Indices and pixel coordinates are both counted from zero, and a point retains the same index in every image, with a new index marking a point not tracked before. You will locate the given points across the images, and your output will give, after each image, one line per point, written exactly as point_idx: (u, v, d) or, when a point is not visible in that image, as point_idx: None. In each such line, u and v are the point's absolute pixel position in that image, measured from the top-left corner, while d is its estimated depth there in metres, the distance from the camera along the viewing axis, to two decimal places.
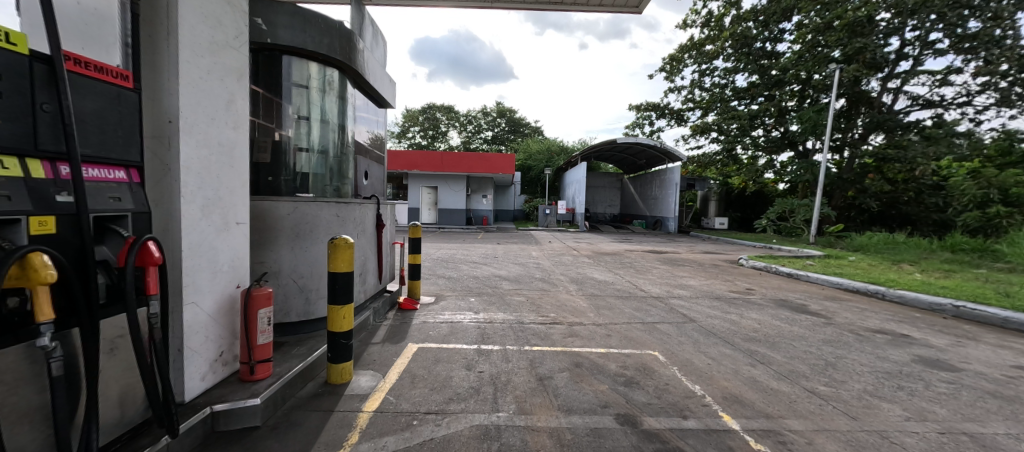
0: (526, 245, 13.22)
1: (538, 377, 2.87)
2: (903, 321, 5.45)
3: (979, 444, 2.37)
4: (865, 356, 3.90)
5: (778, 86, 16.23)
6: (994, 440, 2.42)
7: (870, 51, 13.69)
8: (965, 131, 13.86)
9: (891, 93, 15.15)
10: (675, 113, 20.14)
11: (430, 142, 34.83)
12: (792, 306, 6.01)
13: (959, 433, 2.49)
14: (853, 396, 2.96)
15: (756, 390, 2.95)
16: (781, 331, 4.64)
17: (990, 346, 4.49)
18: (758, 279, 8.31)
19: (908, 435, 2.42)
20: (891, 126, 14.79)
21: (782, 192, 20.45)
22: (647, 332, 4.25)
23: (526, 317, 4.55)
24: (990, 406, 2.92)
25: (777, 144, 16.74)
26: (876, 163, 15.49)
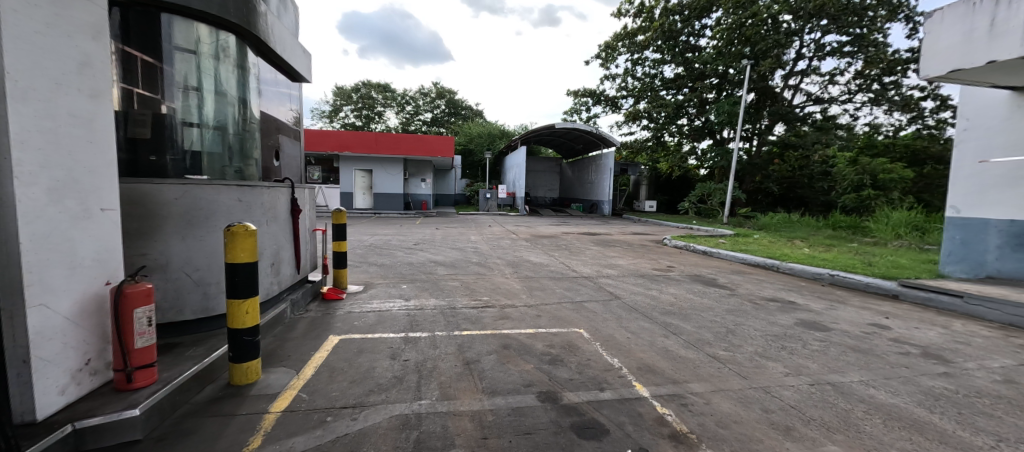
0: (466, 229, 13.14)
1: (465, 361, 2.86)
2: (792, 289, 6.29)
3: (839, 391, 2.80)
4: (759, 322, 4.43)
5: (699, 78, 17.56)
6: (850, 387, 2.87)
7: (775, 50, 15.21)
8: (846, 124, 16.19)
9: (791, 89, 17.02)
10: (610, 100, 20.99)
11: (366, 123, 33.07)
12: (703, 280, 6.65)
13: (825, 384, 2.91)
14: (745, 358, 3.34)
15: (667, 359, 3.21)
16: (694, 303, 5.11)
17: (855, 308, 5.32)
18: (678, 257, 9.05)
19: (786, 389, 2.80)
20: (790, 118, 16.59)
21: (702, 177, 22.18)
22: (575, 311, 4.44)
23: (459, 302, 4.52)
24: (849, 358, 3.46)
25: (699, 132, 18.15)
26: (779, 151, 17.52)
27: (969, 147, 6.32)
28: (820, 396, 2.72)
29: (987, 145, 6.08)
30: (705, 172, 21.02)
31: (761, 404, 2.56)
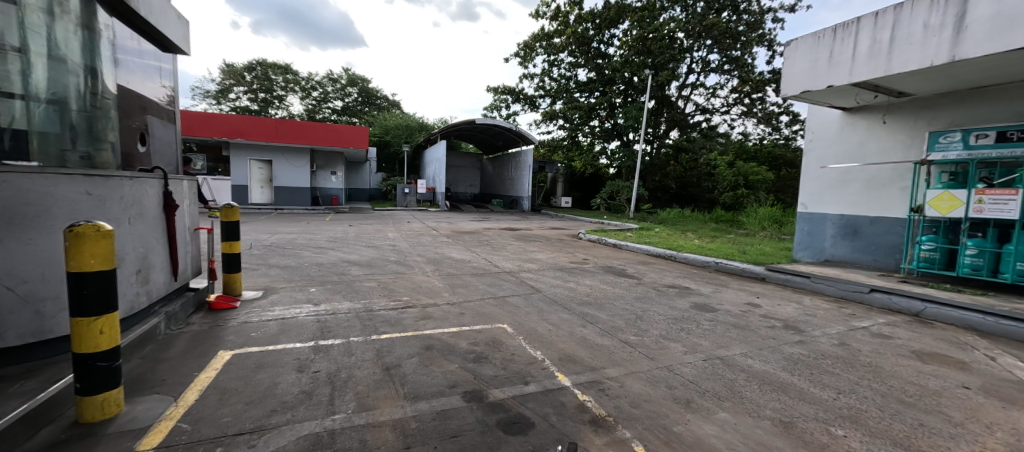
0: (383, 225, 12.50)
1: (385, 367, 2.68)
2: (688, 276, 7.05)
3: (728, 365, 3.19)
4: (663, 307, 4.88)
5: (608, 84, 18.81)
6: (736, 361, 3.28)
7: (671, 63, 16.90)
8: (725, 132, 18.70)
9: (684, 99, 19.07)
10: (528, 99, 21.51)
11: (264, 108, 29.57)
12: (614, 271, 7.16)
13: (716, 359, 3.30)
14: (652, 341, 3.64)
15: (585, 348, 3.37)
16: (608, 293, 5.48)
17: (736, 290, 6.15)
18: (592, 250, 9.64)
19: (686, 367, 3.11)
20: (683, 125, 18.61)
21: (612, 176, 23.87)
22: (499, 306, 4.45)
23: (376, 303, 4.24)
24: (734, 334, 3.97)
25: (608, 134, 19.45)
26: (674, 153, 19.56)
27: (812, 155, 8.30)
28: (710, 369, 3.14)
29: (823, 153, 8.09)
30: (614, 171, 22.66)
31: (666, 382, 2.88)
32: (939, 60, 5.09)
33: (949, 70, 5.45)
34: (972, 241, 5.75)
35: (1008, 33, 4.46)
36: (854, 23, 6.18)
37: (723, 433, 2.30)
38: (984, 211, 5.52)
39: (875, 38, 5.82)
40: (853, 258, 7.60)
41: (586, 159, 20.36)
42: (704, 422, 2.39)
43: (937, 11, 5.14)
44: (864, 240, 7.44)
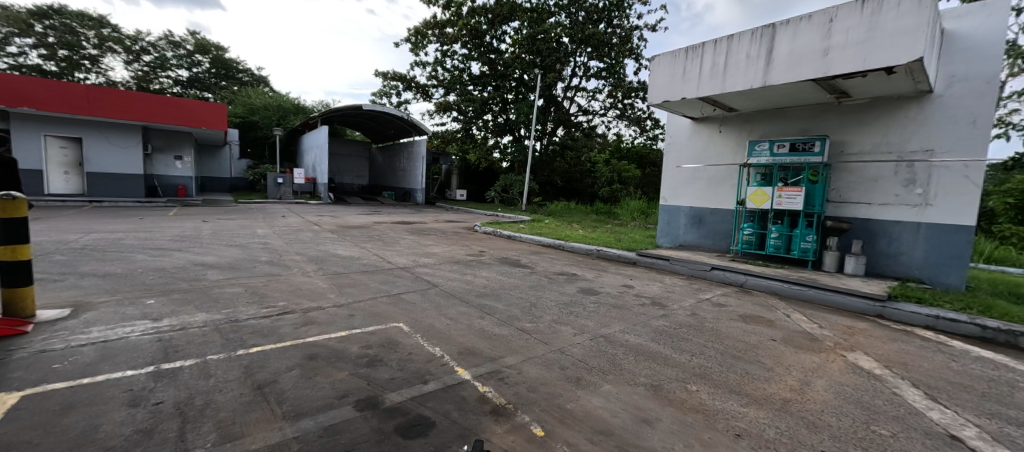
0: (249, 220, 10.89)
1: (256, 386, 2.30)
2: (575, 264, 7.64)
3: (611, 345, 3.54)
4: (553, 294, 5.19)
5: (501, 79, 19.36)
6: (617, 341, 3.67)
7: (558, 65, 17.99)
8: (603, 132, 20.68)
9: (569, 99, 20.46)
10: (420, 87, 20.78)
11: (70, 71, 23.04)
12: (508, 261, 7.52)
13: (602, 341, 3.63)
14: (546, 328, 3.84)
15: (484, 340, 3.39)
16: (503, 283, 5.71)
17: (615, 275, 6.86)
18: (486, 242, 9.86)
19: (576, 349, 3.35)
20: (569, 124, 20.01)
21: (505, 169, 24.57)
22: (392, 304, 4.21)
23: (243, 312, 3.64)
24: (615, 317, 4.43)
25: (501, 128, 19.90)
26: (561, 150, 20.99)
27: (670, 156, 9.74)
28: (597, 346, 3.76)
29: (678, 155, 9.57)
30: (507, 165, 23.37)
31: (559, 363, 3.19)
32: (761, 83, 6.57)
33: (760, 94, 7.12)
34: (776, 226, 7.57)
35: (800, 67, 6.09)
36: (699, 46, 7.42)
37: (608, 404, 2.72)
38: (783, 203, 7.26)
39: (715, 61, 7.14)
40: (699, 242, 9.22)
41: (480, 152, 20.62)
42: (592, 397, 2.77)
43: (757, 45, 6.60)
44: (706, 228, 9.11)
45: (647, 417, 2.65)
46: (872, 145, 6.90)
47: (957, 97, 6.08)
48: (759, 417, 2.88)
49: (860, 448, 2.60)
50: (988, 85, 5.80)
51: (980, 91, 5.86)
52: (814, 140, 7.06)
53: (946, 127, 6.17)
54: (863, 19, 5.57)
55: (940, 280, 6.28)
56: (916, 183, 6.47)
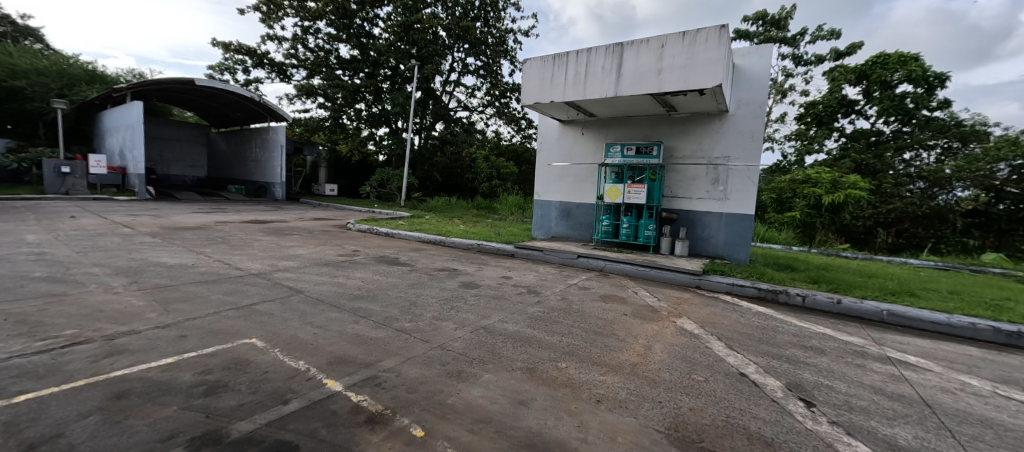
0: (17, 222, 8.13)
1: (34, 445, 1.76)
2: (456, 259, 7.76)
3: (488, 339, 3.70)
4: (433, 293, 5.17)
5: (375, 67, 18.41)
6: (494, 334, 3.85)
7: (436, 57, 17.76)
8: (482, 129, 21.16)
9: (448, 94, 20.37)
10: (276, 66, 18.26)
11: None
12: (386, 260, 7.26)
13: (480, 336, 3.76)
14: (424, 328, 3.81)
15: (357, 347, 3.20)
16: (380, 284, 5.51)
17: (493, 269, 7.16)
18: (361, 240, 9.29)
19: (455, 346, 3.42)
20: (448, 119, 20.00)
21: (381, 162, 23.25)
22: (243, 317, 3.65)
23: (9, 348, 2.73)
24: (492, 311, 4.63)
25: (376, 119, 18.71)
26: (440, 145, 20.90)
27: (542, 155, 10.48)
28: (477, 339, 3.94)
29: (549, 154, 10.35)
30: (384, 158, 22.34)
31: (439, 360, 3.25)
32: (613, 94, 7.49)
33: (615, 103, 8.11)
34: (627, 217, 8.83)
35: (641, 83, 7.16)
36: (563, 56, 8.12)
37: (487, 393, 2.83)
38: (632, 198, 8.55)
39: (577, 71, 7.91)
40: (568, 233, 10.15)
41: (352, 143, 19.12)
42: (472, 388, 2.86)
43: (610, 60, 7.52)
44: (573, 220, 10.08)
45: (523, 398, 2.82)
46: (692, 150, 8.50)
47: (743, 117, 7.94)
48: (615, 383, 3.33)
49: (685, 394, 3.27)
50: (761, 109, 7.74)
51: (756, 113, 7.78)
52: (652, 146, 8.40)
53: (736, 139, 8.03)
54: (684, 48, 6.78)
55: (734, 256, 8.17)
56: (720, 182, 8.23)
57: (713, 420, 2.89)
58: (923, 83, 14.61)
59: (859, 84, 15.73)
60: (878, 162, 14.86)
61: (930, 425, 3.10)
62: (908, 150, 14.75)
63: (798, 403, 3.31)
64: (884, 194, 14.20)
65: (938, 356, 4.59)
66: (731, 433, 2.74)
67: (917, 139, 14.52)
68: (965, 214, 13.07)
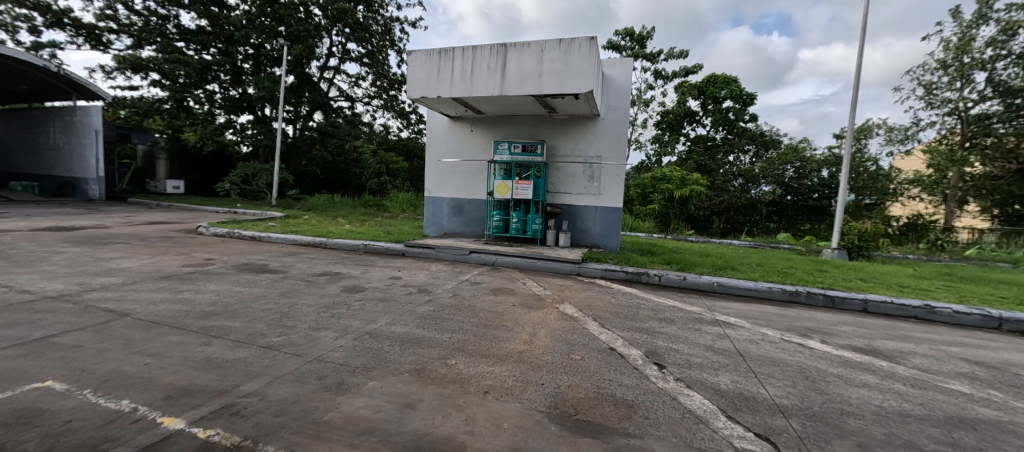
0: None
1: None
2: (337, 263, 7.50)
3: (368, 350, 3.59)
4: (307, 307, 4.82)
5: (229, 43, 16.85)
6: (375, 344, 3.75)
7: (309, 39, 16.48)
8: (368, 122, 19.96)
9: (326, 81, 18.90)
10: (88, 31, 14.59)
11: None
12: (251, 271, 6.41)
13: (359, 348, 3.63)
14: (292, 347, 3.54)
15: (206, 374, 2.85)
16: (243, 300, 4.87)
17: (376, 272, 6.94)
18: (218, 249, 8.03)
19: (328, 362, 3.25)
20: (326, 107, 18.67)
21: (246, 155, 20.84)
22: (38, 354, 2.93)
23: None
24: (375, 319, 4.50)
25: (234, 104, 17.45)
26: (318, 137, 19.92)
27: (432, 150, 10.23)
28: (361, 346, 3.73)
29: (438, 149, 10.19)
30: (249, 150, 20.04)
31: (315, 376, 3.01)
32: (498, 93, 7.71)
33: (500, 101, 8.33)
34: (516, 213, 9.20)
35: (525, 84, 7.51)
36: (449, 51, 8.05)
37: (371, 401, 2.70)
38: (519, 194, 8.95)
39: (464, 68, 7.94)
40: (460, 230, 10.17)
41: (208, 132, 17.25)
42: (353, 399, 2.70)
43: (495, 60, 7.72)
44: (465, 216, 10.12)
45: (410, 401, 2.76)
46: (571, 149, 9.24)
47: (612, 121, 8.91)
48: (502, 372, 3.47)
49: (564, 373, 3.57)
50: (625, 114, 8.79)
51: (622, 118, 8.82)
52: (537, 144, 8.95)
53: (607, 141, 8.98)
54: (561, 55, 7.31)
55: (608, 244, 9.16)
56: (595, 178, 9.13)
57: (587, 393, 3.22)
58: (740, 100, 18.33)
59: (699, 98, 18.94)
60: (712, 162, 18.16)
61: (741, 369, 3.95)
62: (733, 153, 18.26)
63: (653, 367, 3.88)
64: (718, 189, 17.19)
65: (749, 316, 5.83)
66: (602, 401, 3.09)
67: (738, 144, 18.11)
68: (767, 204, 16.87)
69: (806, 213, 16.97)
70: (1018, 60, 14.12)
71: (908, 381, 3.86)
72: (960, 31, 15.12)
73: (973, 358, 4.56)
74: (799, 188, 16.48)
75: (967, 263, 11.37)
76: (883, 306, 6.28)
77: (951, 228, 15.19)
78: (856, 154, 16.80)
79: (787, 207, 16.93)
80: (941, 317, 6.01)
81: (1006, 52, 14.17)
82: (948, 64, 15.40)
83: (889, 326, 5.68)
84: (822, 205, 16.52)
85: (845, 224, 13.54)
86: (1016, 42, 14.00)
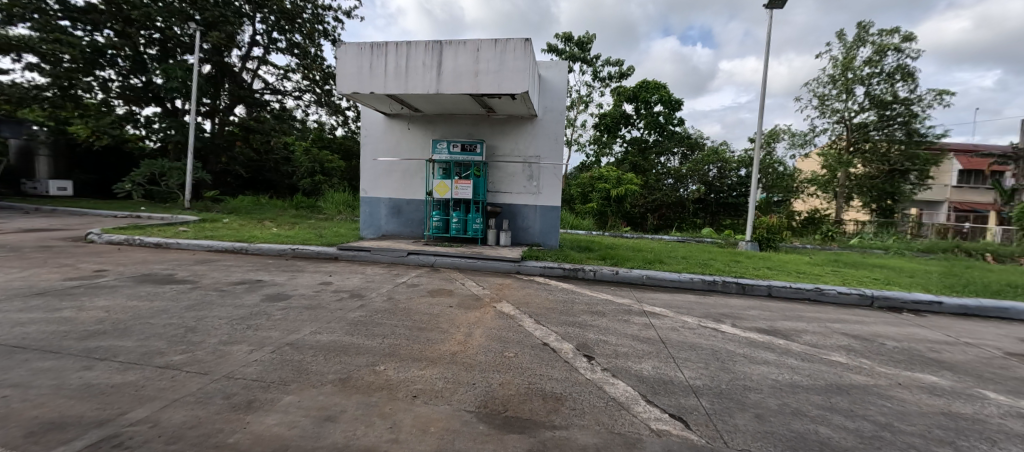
0: None
1: None
2: (259, 269, 6.92)
3: (287, 364, 3.33)
4: (219, 319, 4.38)
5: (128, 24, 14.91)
6: (295, 356, 3.49)
7: (227, 25, 15.10)
8: (300, 118, 18.68)
9: (250, 73, 17.46)
10: None
11: None
12: (153, 282, 5.68)
13: (276, 362, 3.36)
14: (195, 365, 3.18)
15: (83, 403, 2.48)
16: (140, 316, 4.28)
17: (305, 278, 6.51)
18: (112, 259, 7.02)
19: (238, 380, 2.97)
20: (250, 101, 17.17)
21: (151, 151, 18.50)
22: None
23: None
24: (299, 329, 4.19)
25: (138, 95, 15.57)
26: (241, 133, 18.17)
27: (366, 148, 9.79)
28: (279, 359, 3.44)
29: (374, 148, 9.77)
30: (157, 146, 18.04)
31: (221, 394, 2.73)
32: (434, 91, 7.55)
33: (437, 99, 8.14)
34: (456, 212, 9.07)
35: (462, 83, 7.42)
36: (383, 45, 7.74)
37: (285, 417, 2.49)
38: (459, 193, 8.83)
39: (398, 63, 7.67)
40: (399, 231, 9.83)
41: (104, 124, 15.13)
42: (264, 417, 2.47)
43: (430, 57, 7.54)
44: (404, 217, 9.81)
45: (330, 414, 2.59)
46: (510, 149, 9.31)
47: (549, 121, 9.11)
48: (433, 374, 3.39)
49: (497, 371, 3.57)
50: (561, 115, 9.04)
51: (558, 119, 9.05)
52: (476, 143, 8.86)
53: (543, 140, 9.17)
54: (497, 55, 7.31)
55: (547, 242, 9.36)
56: (534, 178, 9.28)
57: (518, 389, 3.25)
58: (669, 105, 19.67)
59: (633, 103, 20.06)
60: (645, 162, 19.23)
61: (663, 355, 4.22)
62: (664, 154, 19.48)
63: (583, 359, 4.01)
64: (651, 187, 18.34)
65: (673, 305, 6.27)
66: (531, 397, 3.12)
67: (667, 146, 19.37)
68: (694, 201, 18.27)
69: (726, 209, 18.57)
70: (887, 78, 16.61)
71: (800, 356, 4.36)
72: (845, 50, 17.47)
73: (852, 332, 5.28)
74: (721, 186, 18.04)
75: (852, 251, 13.15)
76: (783, 290, 7.06)
77: (841, 221, 17.45)
78: (767, 157, 18.72)
79: (711, 204, 18.41)
80: (828, 297, 6.89)
81: (879, 70, 16.61)
82: (836, 79, 17.74)
83: (789, 308, 6.39)
84: (739, 202, 18.19)
85: (757, 219, 15.06)
86: (886, 62, 16.46)
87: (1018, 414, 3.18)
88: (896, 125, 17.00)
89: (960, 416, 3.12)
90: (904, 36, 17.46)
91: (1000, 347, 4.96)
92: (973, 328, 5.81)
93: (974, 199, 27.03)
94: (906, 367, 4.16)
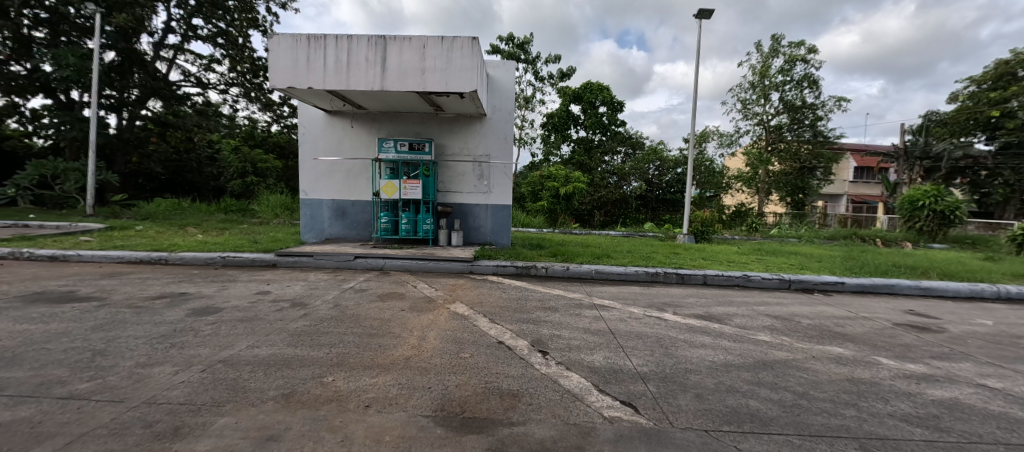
0: None
1: None
2: (181, 281, 6.25)
3: (222, 384, 3.05)
4: (134, 339, 3.89)
5: None
6: (231, 376, 3.20)
7: (137, 8, 13.49)
8: (227, 114, 17.14)
9: (165, 63, 15.73)
10: None
11: None
12: (48, 301, 4.92)
13: (208, 383, 3.06)
14: (107, 394, 2.79)
15: None
16: (32, 341, 3.69)
17: (236, 288, 5.97)
18: None
19: (163, 405, 2.67)
20: (164, 94, 15.34)
21: (41, 150, 16.19)
22: None
23: None
24: (233, 346, 3.84)
25: (19, 83, 13.64)
26: (154, 126, 16.21)
27: (305, 147, 9.19)
28: (210, 378, 3.14)
29: (313, 147, 9.19)
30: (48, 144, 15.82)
31: (141, 423, 2.43)
32: (378, 88, 7.27)
33: (382, 97, 7.84)
34: (405, 213, 8.80)
35: (407, 80, 7.23)
36: (321, 38, 7.31)
37: (219, 442, 2.28)
38: (408, 193, 8.55)
39: (338, 58, 7.28)
40: (344, 234, 9.36)
41: None
42: (195, 443, 2.25)
43: (373, 52, 7.24)
44: (348, 219, 9.35)
45: (272, 433, 2.40)
46: (459, 148, 9.21)
47: (497, 120, 9.13)
48: (386, 382, 3.26)
49: (453, 373, 3.52)
50: (510, 114, 9.10)
51: (506, 118, 9.10)
52: (424, 142, 8.63)
53: (492, 139, 9.17)
54: (444, 52, 7.19)
55: (499, 241, 9.40)
56: (484, 177, 9.26)
57: (475, 389, 3.23)
58: (612, 106, 20.53)
59: (577, 103, 20.70)
60: (591, 161, 19.72)
61: (613, 346, 4.40)
62: (608, 153, 20.26)
63: (538, 355, 4.08)
64: (597, 185, 19.06)
65: (620, 297, 6.58)
66: (488, 396, 3.12)
67: (611, 146, 20.13)
68: (636, 197, 19.27)
69: (665, 205, 19.73)
70: (797, 85, 18.58)
71: (732, 338, 4.77)
72: (762, 60, 19.24)
73: (774, 313, 5.84)
74: (660, 183, 19.23)
75: (773, 240, 14.57)
76: (717, 278, 7.66)
77: (762, 214, 19.27)
78: (700, 156, 20.11)
79: (652, 200, 19.52)
80: (754, 283, 7.58)
81: (790, 78, 18.53)
82: (755, 85, 19.55)
83: (722, 295, 6.94)
84: (676, 198, 19.42)
85: (693, 213, 16.20)
86: (795, 70, 18.39)
87: (904, 376, 3.71)
88: (804, 126, 19.07)
89: (861, 380, 3.58)
90: (809, 48, 19.65)
91: (889, 318, 5.76)
92: (869, 303, 6.69)
93: (867, 192, 31.07)
94: (818, 341, 4.70)
